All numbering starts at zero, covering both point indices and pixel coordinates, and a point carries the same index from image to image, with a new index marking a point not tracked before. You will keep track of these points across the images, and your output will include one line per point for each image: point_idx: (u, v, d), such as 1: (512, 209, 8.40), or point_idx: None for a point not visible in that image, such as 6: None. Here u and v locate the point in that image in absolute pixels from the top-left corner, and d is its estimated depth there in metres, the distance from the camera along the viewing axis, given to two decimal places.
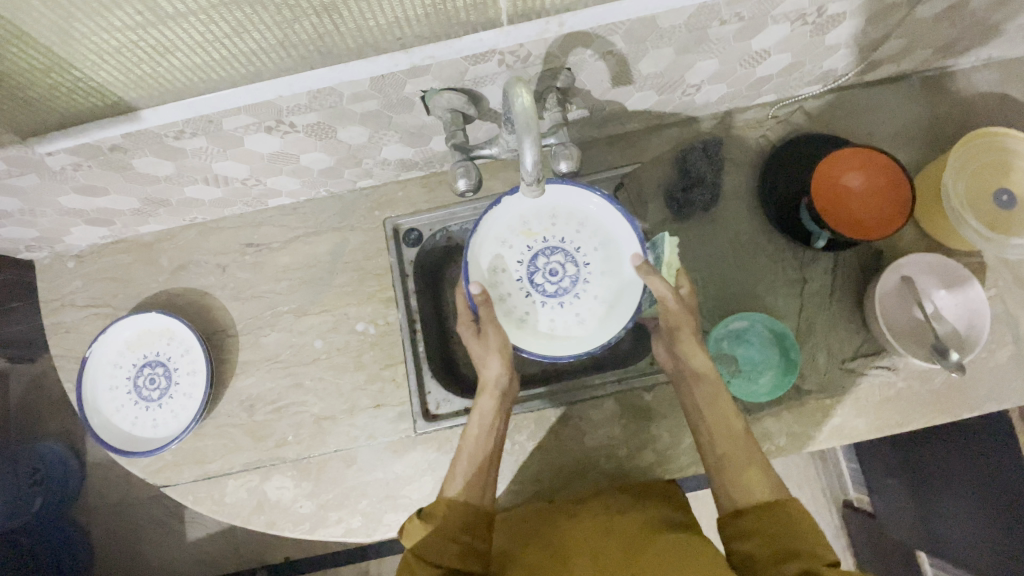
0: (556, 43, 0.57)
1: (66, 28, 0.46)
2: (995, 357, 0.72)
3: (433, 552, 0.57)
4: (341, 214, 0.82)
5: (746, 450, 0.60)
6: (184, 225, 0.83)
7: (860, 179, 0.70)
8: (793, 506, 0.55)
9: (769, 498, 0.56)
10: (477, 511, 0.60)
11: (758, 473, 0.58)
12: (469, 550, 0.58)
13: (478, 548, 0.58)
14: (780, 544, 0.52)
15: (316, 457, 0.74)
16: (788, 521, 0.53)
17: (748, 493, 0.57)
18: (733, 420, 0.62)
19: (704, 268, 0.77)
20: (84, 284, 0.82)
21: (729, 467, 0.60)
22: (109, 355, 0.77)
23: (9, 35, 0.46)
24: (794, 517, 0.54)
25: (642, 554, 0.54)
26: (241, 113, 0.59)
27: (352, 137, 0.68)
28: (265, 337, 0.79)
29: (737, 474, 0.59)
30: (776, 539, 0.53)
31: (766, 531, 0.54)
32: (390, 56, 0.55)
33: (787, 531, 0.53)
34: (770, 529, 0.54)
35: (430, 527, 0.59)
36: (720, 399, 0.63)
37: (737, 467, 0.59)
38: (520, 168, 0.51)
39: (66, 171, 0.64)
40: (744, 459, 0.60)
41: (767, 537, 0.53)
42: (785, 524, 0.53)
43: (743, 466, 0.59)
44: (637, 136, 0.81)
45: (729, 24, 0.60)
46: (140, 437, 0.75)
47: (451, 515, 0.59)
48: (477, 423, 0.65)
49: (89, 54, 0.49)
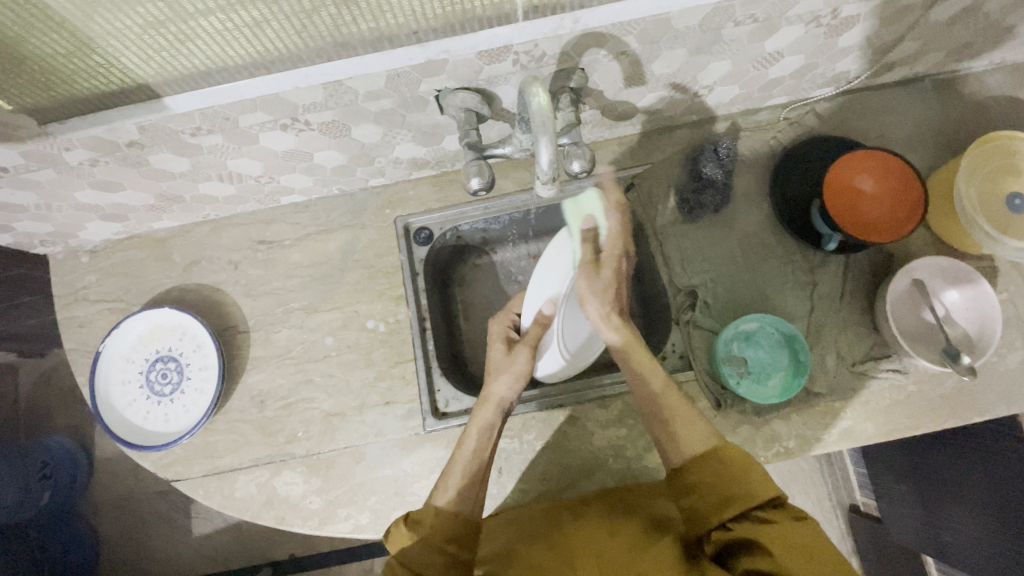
0: (571, 42, 0.57)
1: (91, 12, 0.46)
2: (1006, 362, 0.71)
3: (415, 559, 0.58)
4: (352, 212, 0.82)
5: (675, 406, 0.61)
6: (197, 221, 0.83)
7: (871, 182, 0.69)
8: (726, 452, 0.56)
9: (703, 450, 0.57)
10: (466, 523, 0.60)
11: (696, 423, 0.60)
12: (454, 561, 0.59)
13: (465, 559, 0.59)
14: (717, 492, 0.54)
15: (325, 453, 0.74)
16: (720, 470, 0.55)
17: (682, 448, 0.59)
18: (652, 376, 0.64)
19: (715, 269, 0.77)
20: (97, 279, 0.83)
21: (667, 423, 0.61)
22: (122, 349, 0.78)
23: (35, 16, 0.46)
24: (734, 466, 0.55)
25: (640, 569, 0.55)
26: (258, 110, 0.59)
27: (366, 136, 0.68)
28: (276, 333, 0.79)
29: (672, 430, 0.60)
30: (713, 492, 0.55)
31: (703, 483, 0.55)
32: (406, 50, 0.55)
33: (724, 479, 0.54)
34: (712, 483, 0.55)
35: (415, 535, 0.60)
36: (637, 351, 0.66)
37: (667, 425, 0.60)
38: (536, 167, 0.52)
39: (84, 166, 0.65)
40: (674, 413, 0.61)
41: (703, 492, 0.55)
42: (723, 475, 0.55)
43: (670, 420, 0.61)
44: (647, 137, 0.82)
45: (744, 25, 0.60)
46: (152, 431, 0.75)
47: (437, 524, 0.60)
48: (477, 436, 0.65)
49: (112, 39, 0.49)
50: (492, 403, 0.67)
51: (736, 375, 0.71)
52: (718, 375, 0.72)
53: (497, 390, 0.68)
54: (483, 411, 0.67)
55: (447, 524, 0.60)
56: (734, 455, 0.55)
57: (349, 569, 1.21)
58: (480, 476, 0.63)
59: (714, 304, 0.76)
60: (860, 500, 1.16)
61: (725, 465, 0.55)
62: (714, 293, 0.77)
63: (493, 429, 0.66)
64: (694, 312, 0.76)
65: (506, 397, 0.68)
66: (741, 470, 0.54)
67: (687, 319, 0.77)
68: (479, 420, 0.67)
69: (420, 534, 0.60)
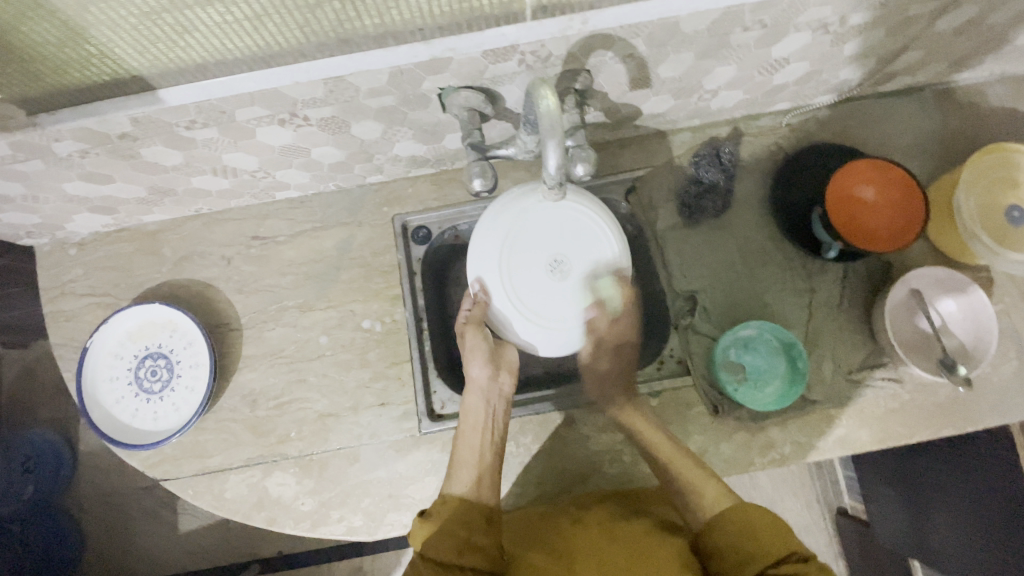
0: (578, 43, 0.56)
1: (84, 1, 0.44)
2: (999, 372, 0.72)
3: (433, 550, 0.59)
4: (349, 209, 0.81)
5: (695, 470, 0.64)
6: (189, 215, 0.82)
7: (872, 192, 0.70)
8: (742, 508, 0.59)
9: (721, 508, 0.61)
10: (475, 506, 0.62)
11: (704, 485, 0.63)
12: (466, 546, 0.59)
13: (477, 543, 0.59)
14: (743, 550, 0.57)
15: (318, 454, 0.73)
16: (741, 530, 0.58)
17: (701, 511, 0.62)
18: (657, 444, 0.66)
19: (714, 274, 0.77)
20: (85, 272, 0.81)
21: (680, 489, 0.63)
22: (110, 345, 0.76)
23: (27, 5, 0.44)
24: (751, 520, 0.58)
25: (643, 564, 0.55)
26: (255, 105, 0.57)
27: (365, 132, 0.67)
28: (269, 331, 0.78)
29: (692, 489, 0.63)
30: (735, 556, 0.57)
31: (726, 545, 0.58)
32: (410, 46, 0.54)
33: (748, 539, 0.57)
34: (733, 542, 0.58)
35: (430, 525, 0.60)
36: (643, 425, 0.68)
37: (681, 491, 0.63)
38: (543, 171, 0.51)
39: (73, 158, 0.63)
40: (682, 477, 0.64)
41: (727, 553, 0.58)
42: (742, 531, 0.58)
43: (681, 488, 0.63)
44: (649, 140, 0.81)
45: (751, 31, 0.60)
46: (140, 429, 0.74)
47: (448, 512, 0.61)
48: (468, 421, 0.67)
49: (106, 29, 0.47)
50: (473, 385, 0.68)
51: (733, 380, 0.72)
52: (716, 381, 0.72)
53: (475, 372, 0.67)
54: (472, 397, 0.68)
55: (455, 511, 0.61)
56: (752, 512, 0.59)
57: (339, 567, 1.19)
58: (485, 465, 0.65)
59: (713, 309, 0.76)
60: (849, 504, 1.17)
61: (744, 523, 0.58)
62: (712, 299, 0.76)
63: (483, 416, 0.67)
64: (693, 317, 0.76)
65: (485, 381, 0.68)
66: (760, 529, 0.57)
67: (685, 324, 0.76)
68: (467, 406, 0.68)
69: (433, 523, 0.60)
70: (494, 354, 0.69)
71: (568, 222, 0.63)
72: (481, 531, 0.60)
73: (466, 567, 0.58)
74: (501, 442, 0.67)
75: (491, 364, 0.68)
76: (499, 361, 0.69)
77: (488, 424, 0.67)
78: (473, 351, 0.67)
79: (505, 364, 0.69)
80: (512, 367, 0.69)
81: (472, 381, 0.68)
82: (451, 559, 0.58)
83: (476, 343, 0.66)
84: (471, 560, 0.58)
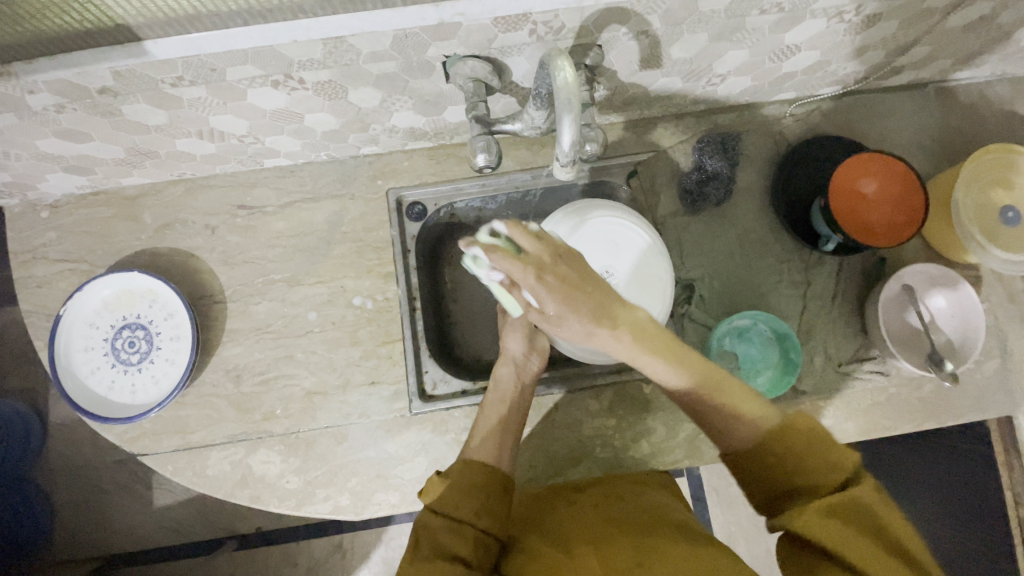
0: (593, 16, 0.54)
1: None
2: (982, 369, 0.74)
3: (449, 507, 0.58)
4: (342, 180, 0.78)
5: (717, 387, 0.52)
6: (171, 180, 0.77)
7: (874, 185, 0.69)
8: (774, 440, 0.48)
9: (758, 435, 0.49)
10: (492, 472, 0.61)
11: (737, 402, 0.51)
12: (483, 509, 0.58)
13: (492, 507, 0.59)
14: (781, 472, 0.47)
15: (305, 432, 0.71)
16: (791, 452, 0.47)
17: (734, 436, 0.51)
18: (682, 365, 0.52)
19: (713, 263, 0.77)
20: (58, 236, 0.76)
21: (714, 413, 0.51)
22: (85, 314, 0.72)
23: None
24: (810, 436, 0.47)
25: (646, 540, 0.53)
26: (249, 64, 0.54)
27: (363, 100, 0.64)
28: (255, 305, 0.75)
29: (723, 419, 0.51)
30: (766, 474, 0.48)
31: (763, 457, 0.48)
32: (418, 8, 0.51)
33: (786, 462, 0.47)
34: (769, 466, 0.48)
35: (449, 481, 0.59)
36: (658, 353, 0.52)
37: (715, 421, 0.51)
38: (556, 146, 0.49)
39: (48, 112, 0.59)
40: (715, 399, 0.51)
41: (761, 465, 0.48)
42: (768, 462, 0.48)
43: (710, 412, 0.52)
44: (654, 123, 0.79)
45: (768, 15, 0.59)
46: (116, 402, 0.71)
47: (466, 471, 0.60)
48: (496, 390, 0.67)
49: None
50: (507, 357, 0.69)
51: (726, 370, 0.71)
52: None
53: (511, 347, 0.69)
54: (503, 368, 0.68)
55: (475, 472, 0.60)
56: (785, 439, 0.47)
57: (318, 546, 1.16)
58: (504, 436, 0.65)
59: (709, 300, 0.76)
60: None
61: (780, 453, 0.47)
62: (710, 289, 0.76)
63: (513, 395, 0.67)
64: (689, 306, 0.75)
65: (518, 358, 0.69)
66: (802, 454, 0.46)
67: (681, 311, 0.75)
68: (496, 376, 0.68)
69: (449, 480, 0.59)
70: (532, 335, 0.71)
71: (624, 239, 0.67)
72: (497, 497, 0.60)
73: (482, 529, 0.58)
74: (526, 414, 0.68)
75: (528, 343, 0.69)
76: (536, 343, 0.70)
77: (518, 400, 0.68)
78: (517, 323, 0.69)
79: (539, 348, 0.70)
80: (545, 352, 0.70)
81: (508, 357, 0.69)
82: (467, 518, 0.57)
83: (517, 319, 0.70)
84: (486, 522, 0.58)
